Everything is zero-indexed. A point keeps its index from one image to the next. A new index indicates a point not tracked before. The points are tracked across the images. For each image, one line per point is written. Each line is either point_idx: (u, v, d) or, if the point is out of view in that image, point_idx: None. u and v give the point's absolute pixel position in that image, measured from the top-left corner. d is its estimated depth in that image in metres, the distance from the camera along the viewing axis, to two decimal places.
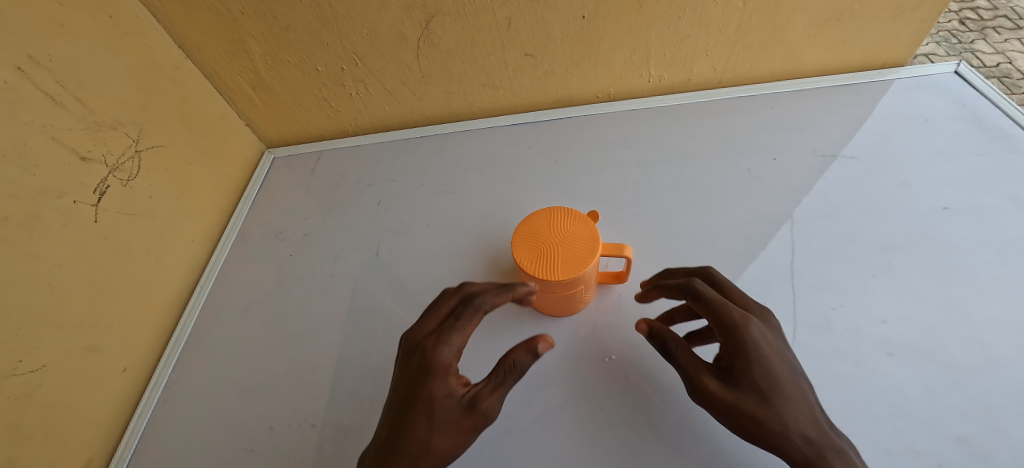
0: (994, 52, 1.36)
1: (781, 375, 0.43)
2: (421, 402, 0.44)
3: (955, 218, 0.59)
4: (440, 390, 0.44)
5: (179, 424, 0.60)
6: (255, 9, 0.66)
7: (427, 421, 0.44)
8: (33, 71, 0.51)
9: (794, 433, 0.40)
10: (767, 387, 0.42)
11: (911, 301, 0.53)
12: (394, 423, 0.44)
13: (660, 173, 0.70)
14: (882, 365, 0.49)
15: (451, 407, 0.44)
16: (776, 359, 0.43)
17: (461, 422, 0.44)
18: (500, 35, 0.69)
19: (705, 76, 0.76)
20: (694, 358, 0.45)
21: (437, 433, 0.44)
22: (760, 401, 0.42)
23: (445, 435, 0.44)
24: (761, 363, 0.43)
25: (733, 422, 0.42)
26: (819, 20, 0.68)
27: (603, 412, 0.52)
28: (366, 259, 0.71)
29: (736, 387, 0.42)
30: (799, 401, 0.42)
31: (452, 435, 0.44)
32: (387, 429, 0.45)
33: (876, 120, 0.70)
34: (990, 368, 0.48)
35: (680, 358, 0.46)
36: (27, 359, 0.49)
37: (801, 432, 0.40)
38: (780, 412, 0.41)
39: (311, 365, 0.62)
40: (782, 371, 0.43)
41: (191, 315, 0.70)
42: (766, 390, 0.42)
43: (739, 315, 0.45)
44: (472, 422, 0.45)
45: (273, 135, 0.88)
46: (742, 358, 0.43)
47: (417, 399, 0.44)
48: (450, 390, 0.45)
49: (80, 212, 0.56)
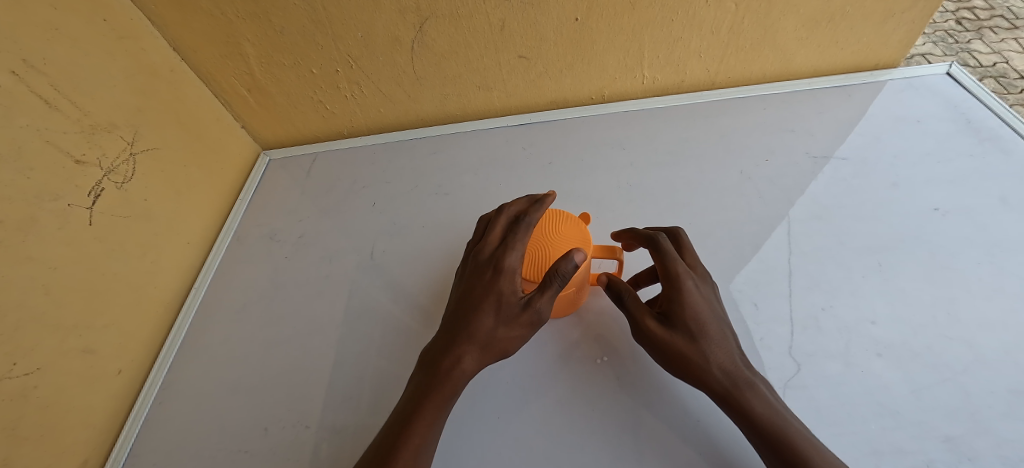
0: (991, 52, 1.37)
1: (709, 318, 0.47)
2: (489, 296, 0.48)
3: (944, 219, 0.59)
4: (507, 285, 0.48)
5: (174, 425, 0.60)
6: (250, 12, 0.66)
7: (494, 313, 0.48)
8: (28, 75, 0.52)
9: (717, 367, 0.45)
10: (695, 329, 0.46)
11: (900, 302, 0.53)
12: (461, 318, 0.49)
13: (653, 174, 0.70)
14: (871, 365, 0.49)
15: (514, 302, 0.48)
16: (707, 305, 0.48)
17: (521, 320, 0.48)
18: (493, 37, 0.69)
19: (698, 77, 0.77)
20: (639, 306, 0.49)
21: (501, 324, 0.48)
22: (689, 339, 0.46)
23: (508, 327, 0.48)
24: (692, 308, 0.47)
25: (666, 358, 0.48)
26: (810, 22, 0.68)
27: (594, 412, 0.52)
28: (360, 260, 0.71)
29: (670, 328, 0.47)
30: (723, 341, 0.47)
31: (516, 326, 0.48)
32: (452, 324, 0.50)
33: (867, 121, 0.70)
34: (978, 368, 0.48)
35: (628, 306, 0.50)
36: (22, 361, 0.49)
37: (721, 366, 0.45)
38: (706, 349, 0.46)
39: (306, 367, 0.62)
40: (711, 315, 0.47)
41: (187, 317, 0.70)
42: (694, 331, 0.46)
43: (678, 268, 0.48)
44: (533, 319, 0.48)
45: (269, 137, 0.88)
46: (677, 303, 0.47)
47: (486, 297, 0.48)
48: (514, 288, 0.48)
49: (76, 215, 0.57)
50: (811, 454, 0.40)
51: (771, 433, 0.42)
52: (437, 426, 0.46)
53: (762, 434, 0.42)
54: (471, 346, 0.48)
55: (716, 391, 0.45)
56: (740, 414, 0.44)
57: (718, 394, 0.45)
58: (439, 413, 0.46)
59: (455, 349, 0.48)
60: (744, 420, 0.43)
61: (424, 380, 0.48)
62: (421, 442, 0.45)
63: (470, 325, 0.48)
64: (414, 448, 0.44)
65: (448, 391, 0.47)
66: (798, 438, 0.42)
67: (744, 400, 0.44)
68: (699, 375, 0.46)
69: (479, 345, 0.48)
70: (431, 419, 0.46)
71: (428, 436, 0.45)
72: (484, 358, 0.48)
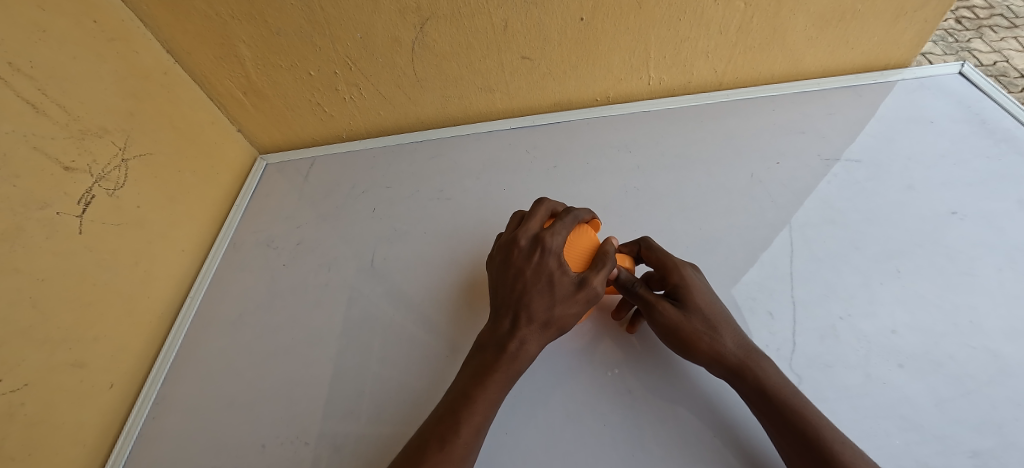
0: (991, 51, 1.35)
1: (714, 303, 0.50)
2: (540, 278, 0.48)
3: (962, 223, 0.58)
4: (555, 266, 0.48)
5: (169, 441, 0.58)
6: (245, 12, 0.65)
7: (548, 293, 0.48)
8: (14, 79, 0.50)
9: (731, 345, 0.47)
10: (707, 311, 0.49)
11: (919, 309, 0.52)
12: (515, 300, 0.48)
13: (660, 178, 0.68)
14: (892, 376, 0.48)
15: (568, 280, 0.48)
16: (709, 292, 0.51)
17: (578, 296, 0.48)
18: (496, 38, 0.68)
19: (705, 78, 0.75)
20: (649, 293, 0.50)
21: (557, 303, 0.48)
22: (701, 318, 0.48)
23: (565, 305, 0.48)
24: (699, 292, 0.50)
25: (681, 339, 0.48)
26: (820, 21, 0.66)
27: (606, 426, 0.49)
28: (361, 267, 0.69)
29: (683, 308, 0.49)
30: (728, 322, 0.49)
31: (574, 304, 0.48)
32: (507, 307, 0.49)
33: (880, 123, 0.69)
34: (1002, 378, 0.47)
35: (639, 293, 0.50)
36: (8, 377, 0.47)
37: (732, 343, 0.47)
38: (718, 328, 0.48)
39: (306, 379, 0.60)
40: (714, 301, 0.50)
41: (182, 327, 0.68)
42: (706, 312, 0.48)
43: (677, 260, 0.52)
44: (589, 296, 0.48)
45: (266, 141, 0.86)
46: (684, 286, 0.50)
47: (540, 277, 0.48)
48: (562, 268, 0.48)
49: (64, 224, 0.55)
50: (822, 420, 0.43)
51: (790, 403, 0.43)
52: (496, 405, 0.46)
53: (782, 406, 0.43)
54: (530, 328, 0.47)
55: (732, 368, 0.46)
56: (758, 388, 0.45)
57: (733, 370, 0.46)
58: (501, 391, 0.46)
59: (517, 331, 0.47)
60: (763, 393, 0.44)
61: (481, 364, 0.47)
62: (482, 420, 0.45)
63: (526, 307, 0.48)
64: (475, 425, 0.44)
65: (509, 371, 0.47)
66: (810, 406, 0.43)
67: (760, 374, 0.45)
68: (715, 353, 0.47)
69: (540, 325, 0.47)
70: (492, 398, 0.46)
71: (488, 413, 0.45)
72: (546, 336, 0.48)
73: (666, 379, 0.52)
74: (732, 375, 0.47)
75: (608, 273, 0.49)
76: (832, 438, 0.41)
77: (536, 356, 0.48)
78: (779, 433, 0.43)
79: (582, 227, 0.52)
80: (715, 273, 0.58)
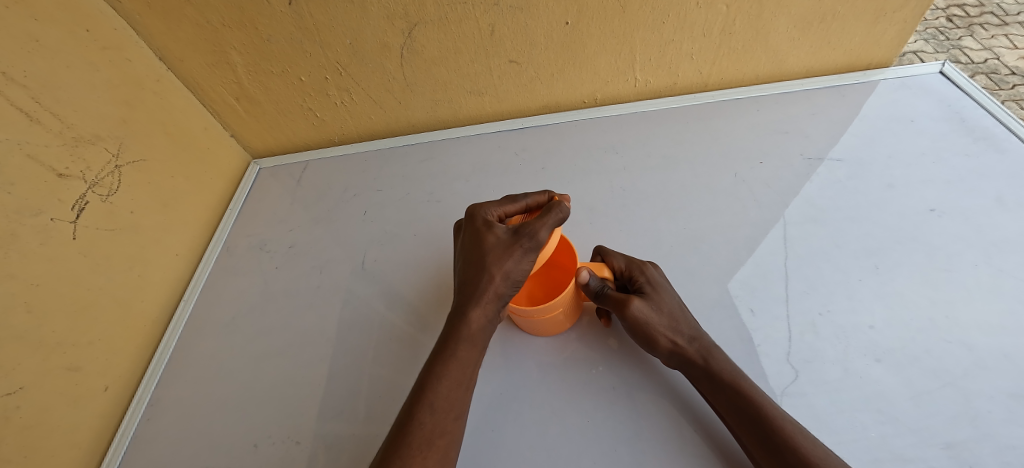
0: (982, 48, 1.37)
1: (676, 299, 0.52)
2: (468, 242, 0.50)
3: (940, 220, 0.59)
4: (480, 225, 0.50)
5: (164, 442, 0.59)
6: (236, 20, 0.66)
7: (474, 249, 0.49)
8: (7, 88, 0.51)
9: (692, 337, 0.49)
10: (670, 306, 0.51)
11: (897, 305, 0.53)
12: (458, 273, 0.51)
13: (647, 179, 0.69)
14: (870, 371, 0.49)
15: (492, 233, 0.49)
16: (671, 290, 0.54)
17: (501, 244, 0.48)
18: (483, 42, 0.69)
19: (690, 80, 0.76)
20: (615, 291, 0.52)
21: (483, 257, 0.48)
22: (662, 313, 0.50)
23: (492, 255, 0.47)
24: (662, 290, 0.52)
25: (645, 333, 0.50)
26: (802, 22, 0.68)
27: (589, 423, 0.50)
28: (352, 270, 0.70)
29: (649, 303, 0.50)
30: (686, 315, 0.51)
31: (512, 254, 0.47)
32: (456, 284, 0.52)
33: (862, 122, 0.70)
34: (976, 372, 0.48)
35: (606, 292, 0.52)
36: (4, 381, 0.48)
37: (690, 335, 0.49)
38: (680, 323, 0.50)
39: (296, 380, 0.61)
40: (677, 298, 0.53)
41: (176, 330, 0.69)
42: (669, 306, 0.51)
43: (640, 260, 0.55)
44: (528, 244, 0.47)
45: (259, 145, 0.86)
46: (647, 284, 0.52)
47: (468, 243, 0.50)
48: (486, 226, 0.50)
49: (59, 230, 0.56)
50: (772, 401, 0.45)
51: (742, 388, 0.45)
52: (448, 378, 0.46)
53: (736, 390, 0.45)
54: (477, 287, 0.48)
55: (691, 359, 0.48)
56: (716, 376, 0.47)
57: (690, 360, 0.48)
58: (451, 362, 0.46)
59: (458, 301, 0.49)
60: (714, 379, 0.47)
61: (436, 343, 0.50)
62: (455, 405, 0.45)
63: (463, 271, 0.50)
64: (448, 411, 0.45)
65: (475, 345, 0.48)
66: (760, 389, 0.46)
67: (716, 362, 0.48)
68: (676, 346, 0.49)
69: (472, 287, 0.48)
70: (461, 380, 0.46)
71: (439, 388, 0.45)
72: (484, 300, 0.48)
73: (650, 376, 0.53)
74: (691, 366, 0.49)
75: (550, 222, 0.48)
76: (775, 414, 0.43)
77: (482, 322, 0.48)
78: (734, 417, 0.45)
79: (524, 201, 0.53)
80: (699, 272, 0.59)
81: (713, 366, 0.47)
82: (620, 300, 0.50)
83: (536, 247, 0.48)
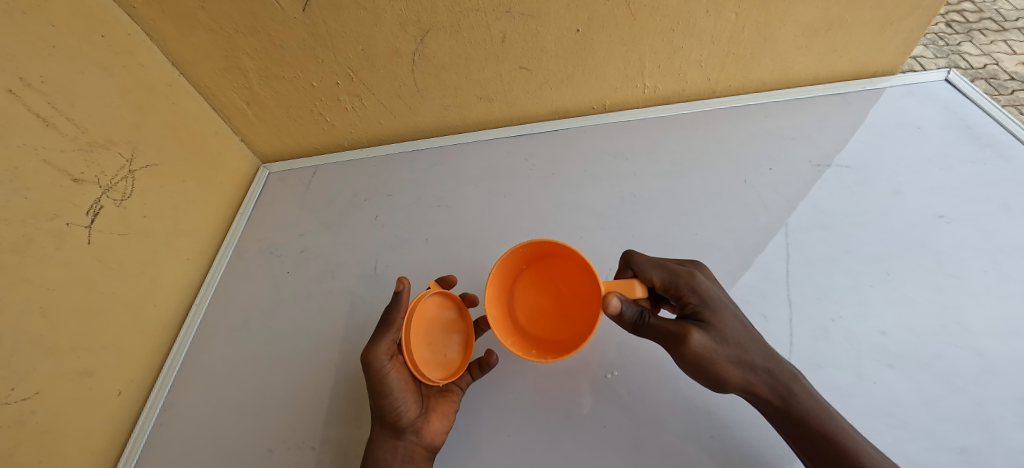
0: (980, 54, 1.28)
1: (738, 323, 0.47)
2: None
3: (949, 226, 0.60)
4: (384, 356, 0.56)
5: (178, 447, 0.60)
6: (249, 26, 0.66)
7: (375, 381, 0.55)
8: (24, 94, 0.52)
9: (763, 371, 0.45)
10: (736, 334, 0.46)
11: (907, 310, 0.53)
12: None
13: (656, 185, 0.70)
14: (882, 376, 0.50)
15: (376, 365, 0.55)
16: (729, 309, 0.48)
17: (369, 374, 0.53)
18: (494, 49, 0.69)
19: (698, 86, 0.76)
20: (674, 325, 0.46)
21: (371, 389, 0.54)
22: (730, 348, 0.45)
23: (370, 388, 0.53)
24: (721, 315, 0.47)
25: (714, 372, 0.45)
26: (809, 30, 0.68)
27: (605, 428, 0.54)
28: (363, 275, 0.70)
29: (716, 338, 0.45)
30: (753, 340, 0.46)
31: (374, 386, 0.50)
32: None
33: (868, 129, 0.71)
34: (986, 377, 0.49)
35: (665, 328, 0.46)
36: (19, 386, 0.48)
37: (763, 368, 0.45)
38: (748, 355, 0.45)
39: (309, 385, 0.62)
40: (739, 318, 0.48)
41: (188, 334, 0.69)
42: (733, 334, 0.46)
43: (689, 275, 0.49)
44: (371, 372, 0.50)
45: (268, 149, 0.87)
46: (705, 310, 0.47)
47: None
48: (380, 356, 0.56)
49: (74, 235, 0.56)
50: (855, 440, 0.43)
51: (825, 429, 0.43)
52: None
53: (817, 432, 0.43)
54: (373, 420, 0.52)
55: (766, 396, 0.45)
56: (796, 416, 0.44)
57: (765, 397, 0.45)
58: None
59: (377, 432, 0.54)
60: (795, 419, 0.44)
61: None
62: None
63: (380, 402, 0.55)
64: None
65: None
66: (843, 428, 0.43)
67: (793, 396, 0.45)
68: (749, 383, 0.45)
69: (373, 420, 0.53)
70: None
71: None
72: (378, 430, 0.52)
73: (660, 382, 0.56)
74: (765, 401, 0.46)
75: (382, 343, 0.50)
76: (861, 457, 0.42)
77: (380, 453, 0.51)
78: (811, 456, 0.44)
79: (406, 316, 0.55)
80: None
81: (791, 405, 0.44)
82: (680, 339, 0.45)
83: (382, 366, 0.50)
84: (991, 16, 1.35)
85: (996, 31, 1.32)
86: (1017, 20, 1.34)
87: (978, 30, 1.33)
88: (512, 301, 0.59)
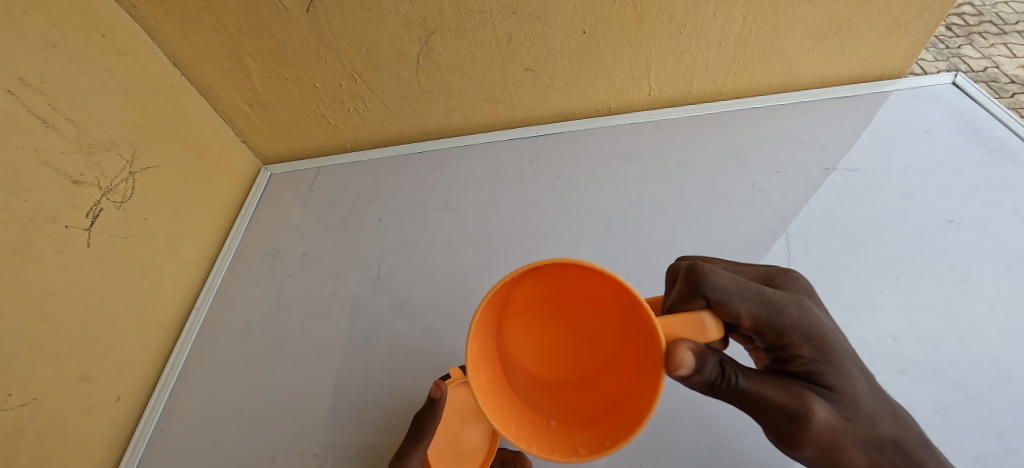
0: (981, 57, 1.27)
1: (865, 379, 0.34)
2: None
3: (959, 231, 0.59)
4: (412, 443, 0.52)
5: (178, 453, 0.59)
6: (252, 26, 0.66)
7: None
8: (25, 94, 0.51)
9: (903, 454, 0.32)
10: (865, 401, 0.33)
11: (920, 316, 0.53)
12: None
13: (663, 188, 0.69)
14: (896, 383, 0.49)
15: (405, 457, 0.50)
16: (853, 358, 0.34)
17: None
18: (500, 50, 0.69)
19: (704, 89, 0.76)
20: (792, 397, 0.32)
21: None
22: (862, 424, 0.32)
23: None
24: (846, 371, 0.33)
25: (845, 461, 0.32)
26: (817, 33, 0.68)
27: None
28: (366, 278, 0.70)
29: (841, 411, 0.32)
30: (883, 407, 0.34)
31: None
32: None
33: (876, 132, 0.70)
34: (1001, 384, 0.48)
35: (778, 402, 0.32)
36: (18, 392, 0.47)
37: (905, 452, 0.32)
38: (883, 431, 0.33)
39: (313, 390, 0.61)
40: (864, 374, 0.34)
41: (189, 338, 0.68)
42: (862, 403, 0.33)
43: (797, 311, 0.35)
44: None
45: (270, 151, 0.86)
46: (825, 368, 0.33)
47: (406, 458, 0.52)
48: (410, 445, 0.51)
49: (74, 237, 0.55)
50: None
51: None
52: None
53: None
54: None
55: None
56: None
57: None
58: None
59: None
60: None
61: None
62: None
63: None
64: None
65: None
66: None
67: None
68: None
69: None
70: None
71: None
72: None
73: (674, 386, 0.53)
74: None
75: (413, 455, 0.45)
76: None
77: None
78: None
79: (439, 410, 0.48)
80: None
81: None
82: (800, 417, 0.31)
83: None
84: (992, 19, 1.35)
85: (996, 33, 1.31)
86: (1017, 23, 1.34)
87: (978, 33, 1.32)
88: (502, 333, 0.42)
